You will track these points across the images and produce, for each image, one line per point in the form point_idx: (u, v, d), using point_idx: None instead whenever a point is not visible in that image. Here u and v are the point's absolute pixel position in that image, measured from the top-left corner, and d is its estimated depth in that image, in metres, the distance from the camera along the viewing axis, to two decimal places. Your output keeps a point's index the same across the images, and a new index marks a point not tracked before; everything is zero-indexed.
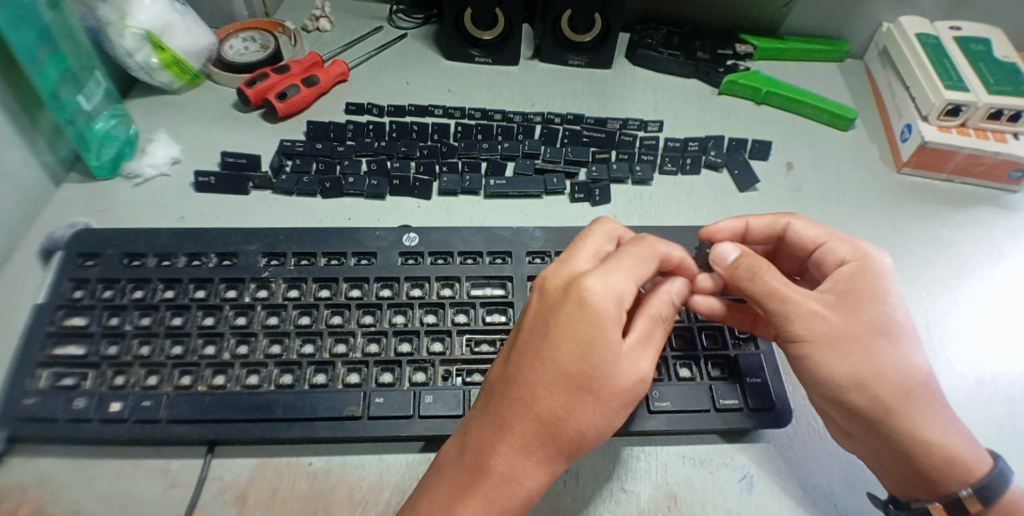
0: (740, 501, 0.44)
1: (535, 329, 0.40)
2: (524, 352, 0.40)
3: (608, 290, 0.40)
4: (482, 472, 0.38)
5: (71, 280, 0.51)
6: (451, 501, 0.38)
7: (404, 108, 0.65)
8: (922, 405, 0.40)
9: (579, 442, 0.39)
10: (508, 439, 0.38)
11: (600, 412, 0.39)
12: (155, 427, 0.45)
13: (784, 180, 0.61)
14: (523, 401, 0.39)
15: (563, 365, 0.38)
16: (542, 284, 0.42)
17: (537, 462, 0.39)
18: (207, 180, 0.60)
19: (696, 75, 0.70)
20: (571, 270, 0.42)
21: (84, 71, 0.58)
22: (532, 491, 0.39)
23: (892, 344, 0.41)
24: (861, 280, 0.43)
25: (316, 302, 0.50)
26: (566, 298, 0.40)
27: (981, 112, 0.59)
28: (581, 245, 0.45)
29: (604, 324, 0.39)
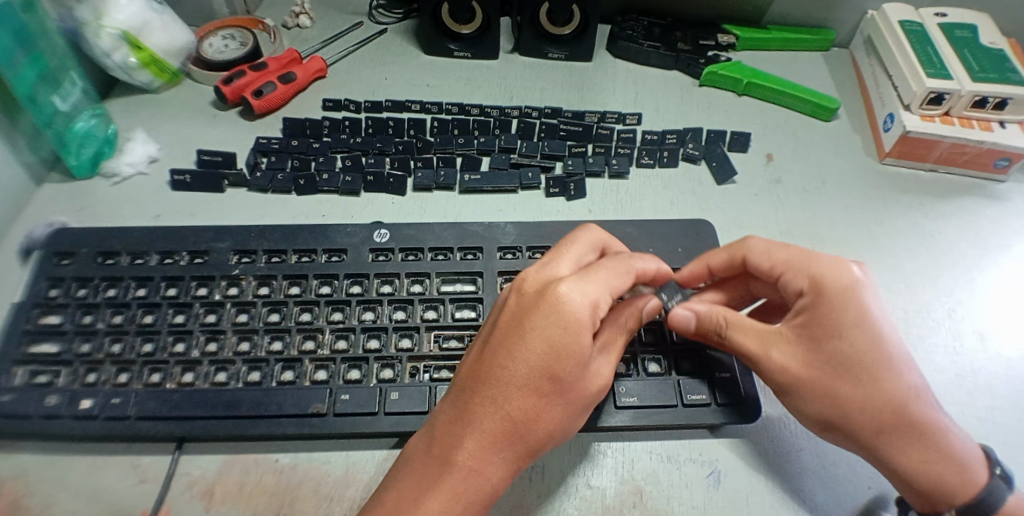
0: (707, 497, 0.43)
1: (508, 328, 0.39)
2: (496, 349, 0.39)
3: (586, 299, 0.39)
4: (448, 465, 0.37)
5: (47, 279, 0.51)
6: (416, 494, 0.37)
7: (381, 104, 0.65)
8: (898, 436, 0.39)
9: (543, 441, 0.39)
10: (476, 436, 0.38)
11: (566, 414, 0.40)
12: (125, 424, 0.45)
13: (764, 171, 0.61)
14: (493, 399, 0.38)
15: (537, 367, 0.38)
16: (518, 285, 0.41)
17: (503, 459, 0.38)
18: (183, 178, 0.60)
19: (677, 67, 0.69)
20: (550, 274, 0.41)
21: (61, 72, 0.58)
22: (496, 485, 0.38)
23: (857, 384, 0.39)
24: (833, 310, 0.40)
25: (285, 300, 0.50)
26: (544, 302, 0.39)
27: (965, 100, 0.57)
28: (563, 250, 0.44)
29: (580, 330, 0.38)
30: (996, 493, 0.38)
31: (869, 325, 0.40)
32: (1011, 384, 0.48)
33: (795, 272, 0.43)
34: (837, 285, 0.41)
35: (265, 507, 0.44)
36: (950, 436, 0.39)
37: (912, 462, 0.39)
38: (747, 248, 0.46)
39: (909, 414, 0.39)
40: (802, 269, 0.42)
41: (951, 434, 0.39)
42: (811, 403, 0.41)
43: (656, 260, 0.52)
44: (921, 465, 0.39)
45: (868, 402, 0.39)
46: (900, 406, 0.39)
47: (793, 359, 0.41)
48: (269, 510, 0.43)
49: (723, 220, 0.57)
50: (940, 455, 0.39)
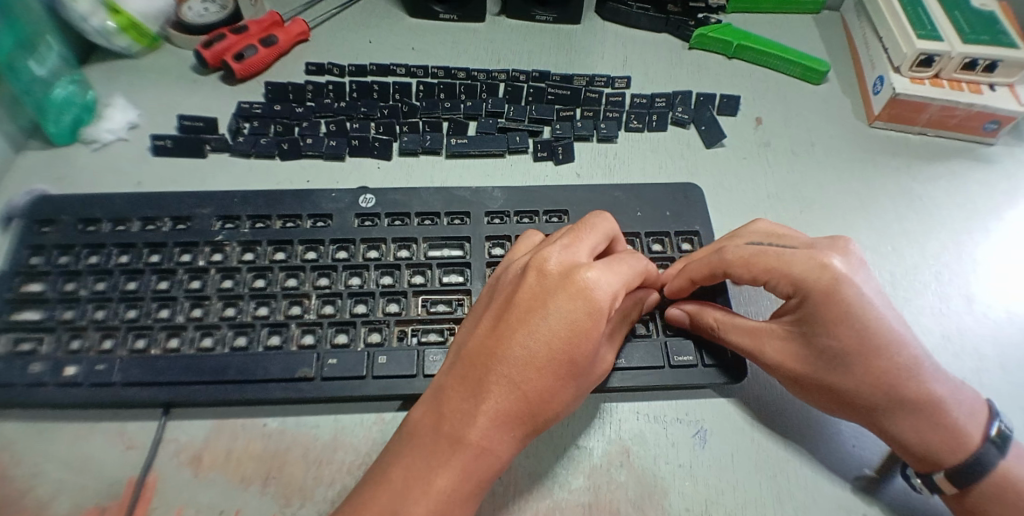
0: (693, 455, 0.44)
1: (527, 310, 0.38)
2: (514, 330, 0.38)
3: (610, 289, 0.38)
4: (461, 445, 0.37)
5: (28, 247, 0.50)
6: (426, 471, 0.37)
7: (365, 68, 0.63)
8: (895, 413, 0.40)
9: (550, 420, 0.40)
10: (490, 417, 0.37)
11: (575, 395, 0.40)
12: (112, 390, 0.45)
13: (753, 135, 0.60)
14: (509, 380, 0.37)
15: (558, 350, 0.37)
16: (535, 265, 0.39)
17: (514, 438, 0.38)
18: (164, 144, 0.59)
19: (667, 30, 0.68)
20: (568, 257, 0.40)
21: (37, 36, 0.57)
22: (507, 462, 0.38)
23: (851, 372, 0.40)
24: (821, 305, 0.40)
25: (271, 265, 0.49)
26: (566, 286, 0.38)
27: (955, 62, 0.57)
28: (581, 233, 0.42)
29: (598, 316, 0.38)
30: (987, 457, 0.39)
31: (857, 319, 0.39)
32: (994, 344, 0.49)
33: (778, 274, 0.42)
34: (820, 285, 0.40)
35: (254, 471, 0.44)
36: (948, 409, 0.40)
37: (909, 434, 0.40)
38: (725, 262, 0.44)
39: (903, 393, 0.40)
40: (783, 273, 0.41)
41: (950, 405, 0.40)
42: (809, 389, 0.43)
43: (645, 224, 0.51)
44: (919, 437, 0.40)
45: (861, 386, 0.40)
46: (894, 386, 0.40)
47: (787, 350, 0.43)
48: (258, 474, 0.44)
49: (711, 183, 0.57)
50: (937, 427, 0.40)
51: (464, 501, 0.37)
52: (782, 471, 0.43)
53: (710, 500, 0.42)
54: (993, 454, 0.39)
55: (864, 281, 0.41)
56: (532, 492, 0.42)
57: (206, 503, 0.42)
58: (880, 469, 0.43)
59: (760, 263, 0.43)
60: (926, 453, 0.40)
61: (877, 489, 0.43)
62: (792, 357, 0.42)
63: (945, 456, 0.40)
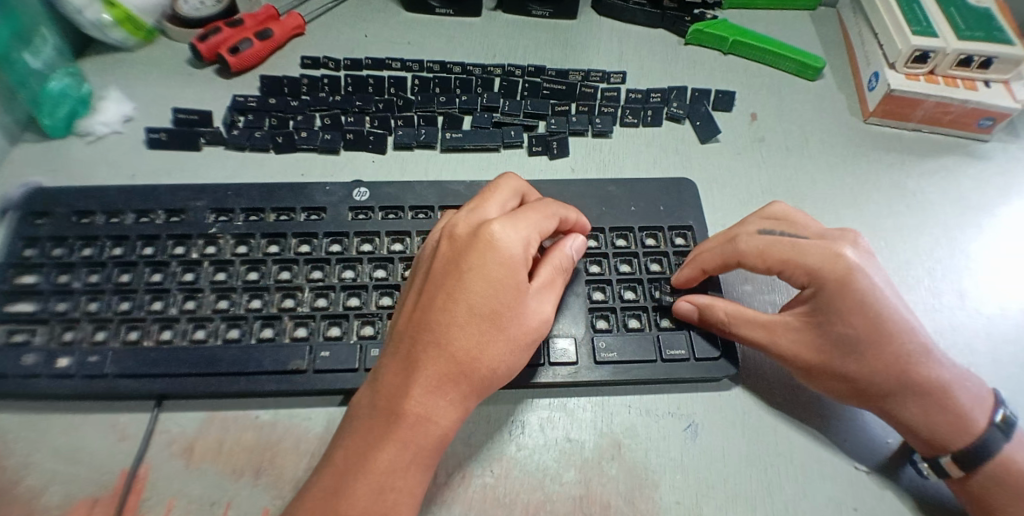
0: (684, 449, 0.44)
1: (444, 272, 0.39)
2: (436, 293, 0.39)
3: (517, 237, 0.39)
4: (397, 417, 0.37)
5: (22, 239, 0.50)
6: (369, 448, 0.37)
7: (361, 62, 0.63)
8: (904, 400, 0.40)
9: (488, 379, 0.39)
10: (421, 380, 0.37)
11: (510, 350, 0.39)
12: (104, 382, 0.45)
13: (748, 130, 0.60)
14: (434, 340, 0.38)
15: (474, 305, 0.38)
16: (449, 230, 0.40)
17: (450, 400, 0.38)
18: (159, 137, 0.59)
19: (663, 25, 0.68)
20: (479, 217, 0.41)
21: (33, 29, 0.57)
22: (447, 427, 0.38)
23: (862, 360, 0.40)
24: (835, 293, 0.40)
25: (264, 258, 0.49)
26: (477, 244, 0.39)
27: (950, 58, 0.57)
28: (490, 193, 0.43)
29: (514, 267, 0.39)
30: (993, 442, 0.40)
31: (871, 306, 0.40)
32: (987, 339, 0.49)
33: (794, 263, 0.42)
34: (833, 274, 0.41)
35: (245, 462, 0.44)
36: (957, 393, 0.40)
37: (919, 420, 0.40)
38: (740, 252, 0.45)
39: (913, 379, 0.40)
40: (798, 263, 0.42)
41: (958, 389, 0.40)
42: (823, 380, 0.42)
43: (638, 219, 0.51)
44: (926, 422, 0.40)
45: (873, 374, 0.40)
46: (904, 372, 0.40)
47: (801, 342, 0.42)
48: (250, 465, 0.44)
49: (706, 178, 0.57)
50: (943, 412, 0.40)
51: (409, 474, 0.37)
52: (774, 465, 0.43)
53: (701, 493, 0.42)
54: (998, 440, 0.40)
55: (873, 271, 0.41)
56: (524, 485, 0.42)
57: (198, 494, 0.43)
58: (876, 466, 0.43)
59: (774, 252, 0.44)
60: (934, 439, 0.40)
61: (870, 483, 0.43)
62: (807, 348, 0.42)
63: (952, 440, 0.40)
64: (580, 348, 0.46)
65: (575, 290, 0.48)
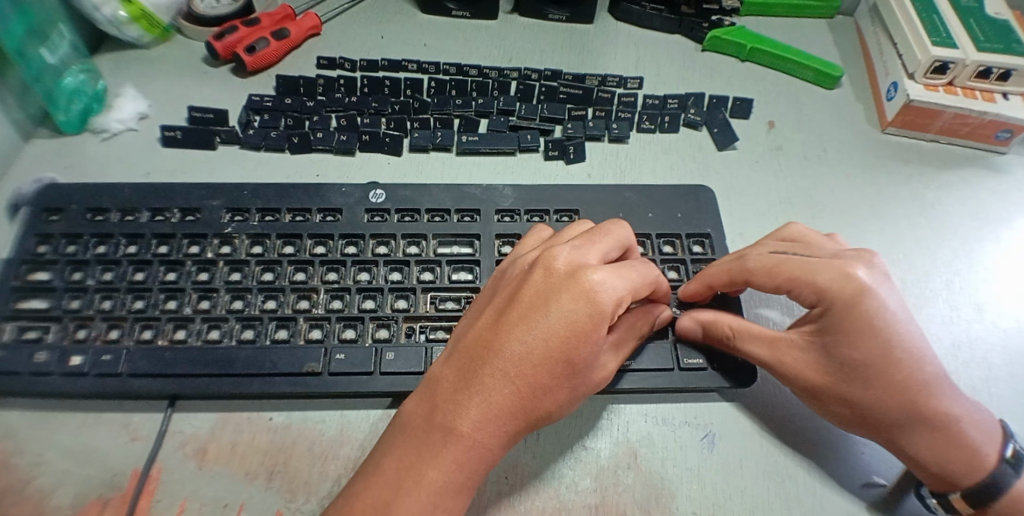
0: (701, 459, 0.44)
1: (532, 305, 0.38)
2: (516, 324, 0.38)
3: (615, 292, 0.39)
4: (453, 437, 0.37)
5: (36, 235, 0.50)
6: (420, 462, 0.37)
7: (377, 63, 0.63)
8: (911, 431, 0.39)
9: (546, 419, 0.39)
10: (486, 410, 0.37)
11: (572, 396, 0.40)
12: (117, 381, 0.45)
13: (765, 138, 0.60)
14: (507, 374, 0.37)
15: (554, 348, 0.37)
16: (544, 263, 0.40)
17: (507, 434, 0.38)
18: (174, 134, 0.58)
19: (680, 31, 0.68)
20: (578, 259, 0.40)
21: (47, 23, 0.57)
22: (497, 456, 0.38)
23: (871, 387, 0.39)
24: (846, 318, 0.39)
25: (279, 259, 0.49)
26: (572, 286, 0.38)
27: (969, 69, 0.57)
28: (596, 236, 0.42)
29: (602, 321, 0.38)
30: (1004, 477, 0.39)
31: (881, 331, 0.39)
32: (1005, 354, 0.49)
33: (802, 284, 0.41)
34: (844, 295, 0.40)
35: (259, 465, 0.44)
36: (964, 426, 0.39)
37: (924, 452, 0.40)
38: (747, 270, 0.44)
39: (924, 409, 0.39)
40: (807, 282, 0.41)
41: (966, 424, 0.39)
42: (829, 406, 0.42)
43: (656, 226, 0.51)
44: (932, 455, 0.39)
45: (877, 404, 0.39)
46: (911, 403, 0.39)
47: (807, 365, 0.42)
48: (263, 468, 0.43)
49: (722, 186, 0.56)
50: (952, 444, 0.39)
51: (452, 499, 0.37)
52: (791, 478, 0.43)
53: (718, 504, 0.42)
54: (1011, 474, 0.39)
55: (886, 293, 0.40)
56: (538, 492, 0.42)
57: (210, 497, 0.42)
58: (895, 479, 0.43)
59: (783, 271, 0.43)
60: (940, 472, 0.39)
61: (889, 497, 0.42)
62: (815, 370, 0.41)
63: (961, 474, 0.39)
64: None
65: None
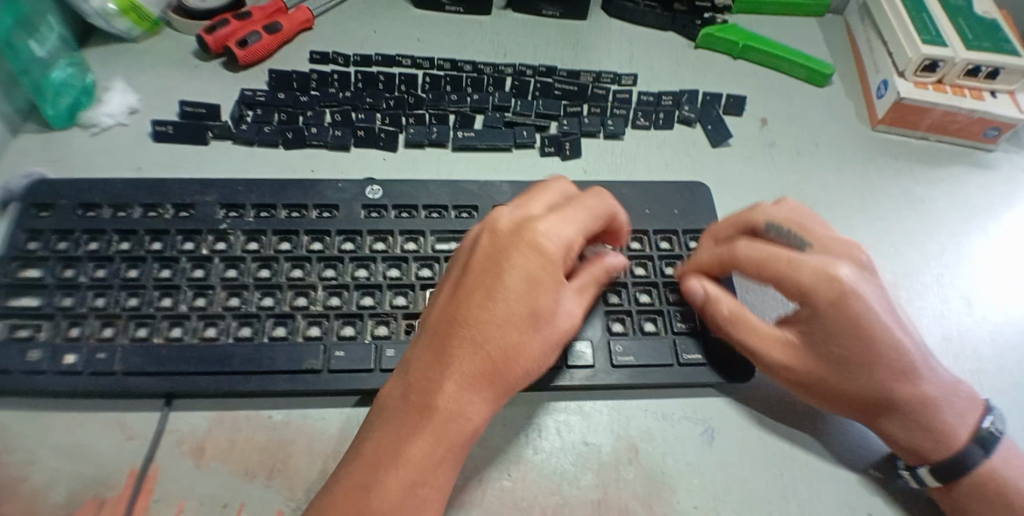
0: (700, 453, 0.44)
1: (487, 269, 0.40)
2: (476, 291, 0.39)
3: (560, 237, 0.41)
4: (428, 412, 0.37)
5: (25, 231, 0.50)
6: (400, 441, 0.37)
7: (370, 58, 0.62)
8: (893, 409, 0.41)
9: (521, 380, 0.40)
10: (462, 379, 0.38)
11: (544, 351, 0.40)
12: (112, 379, 0.44)
13: (759, 135, 0.61)
14: (474, 337, 0.38)
15: (518, 305, 0.39)
16: (491, 225, 0.42)
17: (484, 398, 0.38)
18: (165, 130, 0.58)
19: (673, 28, 0.69)
20: (525, 214, 0.42)
21: (34, 15, 0.57)
22: (478, 425, 0.38)
23: (854, 373, 0.41)
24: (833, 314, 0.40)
25: (276, 255, 0.49)
26: (524, 242, 0.40)
27: (959, 67, 0.58)
28: (533, 193, 0.45)
29: (555, 267, 0.40)
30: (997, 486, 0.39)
31: (863, 330, 0.39)
32: (995, 347, 0.50)
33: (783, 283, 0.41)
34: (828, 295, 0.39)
35: (257, 462, 0.43)
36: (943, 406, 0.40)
37: (898, 430, 0.41)
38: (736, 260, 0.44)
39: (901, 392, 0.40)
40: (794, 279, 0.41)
41: (946, 406, 0.40)
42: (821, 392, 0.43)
43: (652, 223, 0.52)
44: (912, 435, 0.41)
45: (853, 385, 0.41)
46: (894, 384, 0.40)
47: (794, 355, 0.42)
48: (263, 466, 0.43)
49: (716, 182, 0.57)
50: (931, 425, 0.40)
51: (437, 472, 0.37)
52: (790, 471, 0.44)
53: (717, 498, 0.43)
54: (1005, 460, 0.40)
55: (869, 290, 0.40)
56: (542, 489, 0.42)
57: (210, 494, 0.42)
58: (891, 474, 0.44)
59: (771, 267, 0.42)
60: (925, 452, 0.41)
61: (884, 490, 0.43)
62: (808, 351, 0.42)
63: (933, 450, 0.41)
64: (596, 351, 0.46)
65: None
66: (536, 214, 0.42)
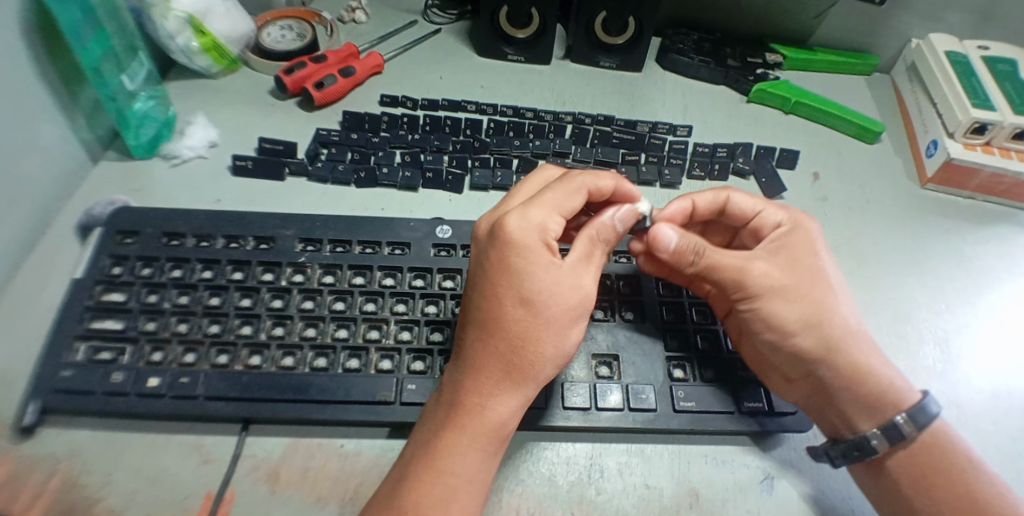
0: (760, 501, 0.45)
1: (477, 272, 0.43)
2: (472, 294, 0.43)
3: (534, 221, 0.43)
4: (457, 409, 0.40)
5: (110, 256, 0.52)
6: (436, 438, 0.40)
7: (437, 102, 0.66)
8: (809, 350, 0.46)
9: (538, 361, 0.41)
10: (472, 373, 0.41)
11: (551, 328, 0.41)
12: (193, 403, 0.46)
13: (810, 189, 0.63)
14: (477, 334, 0.41)
15: (505, 296, 0.41)
16: (474, 234, 0.46)
17: (502, 387, 0.41)
18: (244, 164, 0.61)
19: (725, 82, 0.72)
20: (499, 214, 0.45)
21: (127, 51, 0.59)
22: (505, 413, 0.41)
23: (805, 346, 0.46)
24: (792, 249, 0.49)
25: (350, 289, 0.51)
26: (496, 238, 0.43)
27: (1006, 131, 0.60)
28: (516, 191, 0.48)
29: (537, 248, 0.42)
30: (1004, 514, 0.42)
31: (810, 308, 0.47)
32: None
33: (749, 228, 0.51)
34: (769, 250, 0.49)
35: (328, 491, 0.45)
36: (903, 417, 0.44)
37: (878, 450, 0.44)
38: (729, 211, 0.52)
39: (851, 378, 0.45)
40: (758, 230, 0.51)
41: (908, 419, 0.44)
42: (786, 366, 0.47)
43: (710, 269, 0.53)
44: (854, 404, 0.45)
45: (841, 395, 0.46)
46: (882, 410, 0.44)
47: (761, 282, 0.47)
48: (334, 494, 0.45)
49: None
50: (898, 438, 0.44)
51: (470, 460, 0.39)
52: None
53: None
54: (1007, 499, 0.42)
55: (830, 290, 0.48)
56: None
57: None
58: None
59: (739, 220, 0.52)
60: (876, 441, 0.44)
61: None
62: (825, 322, 0.46)
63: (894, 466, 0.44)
64: (658, 395, 0.47)
65: (652, 335, 0.49)
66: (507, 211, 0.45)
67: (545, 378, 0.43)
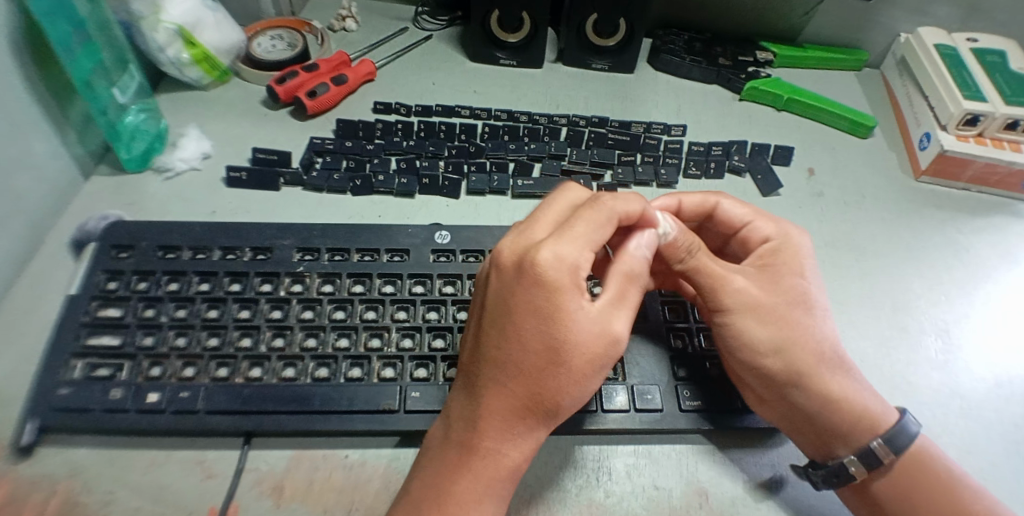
0: (768, 497, 0.45)
1: (500, 311, 0.39)
2: (494, 334, 0.39)
3: (569, 262, 0.39)
4: (471, 452, 0.39)
5: (106, 271, 0.51)
6: (445, 479, 0.39)
7: (431, 108, 0.66)
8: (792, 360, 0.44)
9: (558, 407, 0.39)
10: (488, 417, 0.39)
11: (575, 377, 0.39)
12: (195, 417, 0.46)
13: (806, 185, 0.63)
14: (496, 378, 0.39)
15: (532, 344, 0.38)
16: (495, 263, 0.41)
17: (519, 433, 0.39)
18: (239, 175, 0.61)
19: (717, 81, 0.72)
20: (526, 244, 0.40)
21: (117, 64, 0.59)
22: (519, 458, 0.40)
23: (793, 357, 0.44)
24: (782, 256, 0.48)
25: (350, 297, 0.50)
26: (526, 279, 0.38)
27: (998, 122, 0.61)
28: (538, 212, 0.43)
29: (569, 296, 0.38)
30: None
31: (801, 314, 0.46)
32: None
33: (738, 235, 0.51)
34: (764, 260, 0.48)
35: (334, 502, 0.44)
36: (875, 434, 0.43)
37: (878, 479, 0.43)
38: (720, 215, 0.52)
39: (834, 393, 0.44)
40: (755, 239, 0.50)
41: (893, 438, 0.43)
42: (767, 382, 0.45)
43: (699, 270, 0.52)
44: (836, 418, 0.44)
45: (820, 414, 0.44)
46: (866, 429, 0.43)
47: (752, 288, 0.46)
48: (340, 505, 0.44)
49: None
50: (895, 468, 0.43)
51: (485, 506, 0.38)
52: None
53: None
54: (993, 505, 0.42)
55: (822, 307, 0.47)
56: None
57: None
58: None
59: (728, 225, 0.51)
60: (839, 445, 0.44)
61: None
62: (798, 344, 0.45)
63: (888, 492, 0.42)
64: (664, 395, 0.47)
65: (655, 335, 0.50)
66: (536, 244, 0.40)
67: (561, 419, 0.41)
